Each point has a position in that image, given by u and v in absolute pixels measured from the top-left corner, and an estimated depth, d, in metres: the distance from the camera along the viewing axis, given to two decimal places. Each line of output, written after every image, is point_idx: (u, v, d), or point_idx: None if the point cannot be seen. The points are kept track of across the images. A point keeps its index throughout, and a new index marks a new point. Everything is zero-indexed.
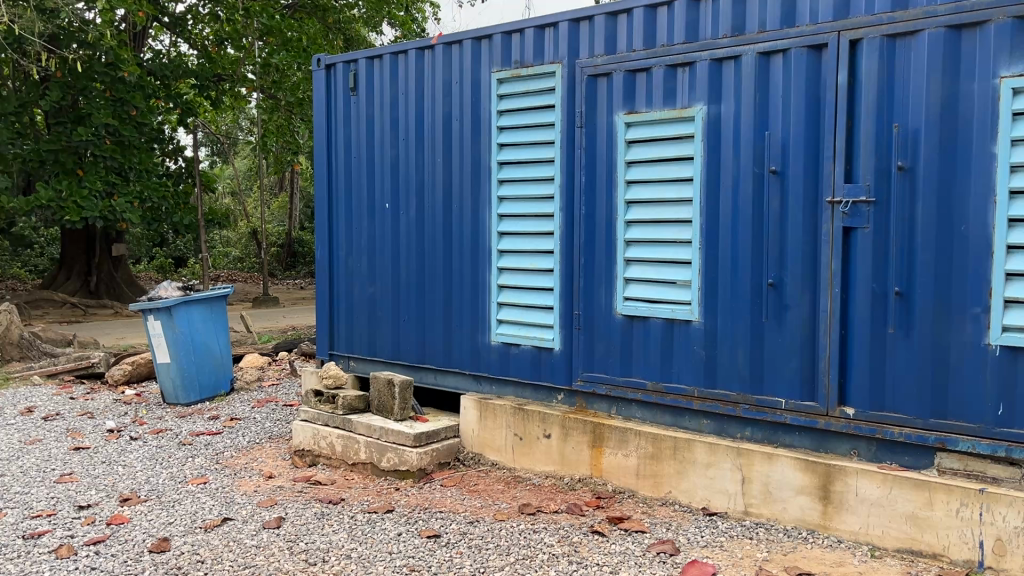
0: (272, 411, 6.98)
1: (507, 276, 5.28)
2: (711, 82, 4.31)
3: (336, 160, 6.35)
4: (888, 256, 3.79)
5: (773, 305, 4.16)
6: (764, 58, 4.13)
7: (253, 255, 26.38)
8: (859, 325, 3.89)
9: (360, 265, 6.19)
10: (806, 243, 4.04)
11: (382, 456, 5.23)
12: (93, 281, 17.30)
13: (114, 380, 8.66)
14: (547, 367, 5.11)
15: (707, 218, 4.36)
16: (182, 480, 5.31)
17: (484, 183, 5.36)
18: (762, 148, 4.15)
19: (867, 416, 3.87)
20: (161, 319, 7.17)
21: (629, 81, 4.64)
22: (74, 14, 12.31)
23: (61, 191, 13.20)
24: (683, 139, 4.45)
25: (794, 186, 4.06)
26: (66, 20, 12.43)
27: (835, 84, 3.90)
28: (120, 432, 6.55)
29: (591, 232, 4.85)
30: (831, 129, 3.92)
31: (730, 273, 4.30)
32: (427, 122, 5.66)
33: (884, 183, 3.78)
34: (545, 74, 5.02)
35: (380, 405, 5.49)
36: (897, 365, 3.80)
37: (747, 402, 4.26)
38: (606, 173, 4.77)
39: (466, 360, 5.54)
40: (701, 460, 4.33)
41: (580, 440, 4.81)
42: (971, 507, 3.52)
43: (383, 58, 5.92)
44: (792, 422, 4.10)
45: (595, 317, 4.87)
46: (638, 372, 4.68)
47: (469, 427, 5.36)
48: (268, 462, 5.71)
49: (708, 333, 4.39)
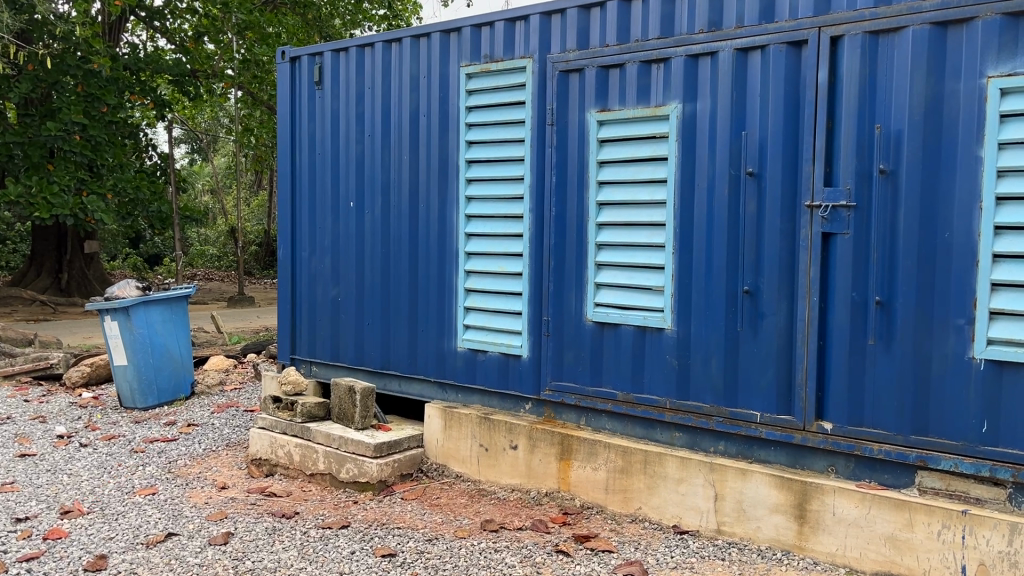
0: (231, 417, 6.72)
1: (475, 279, 5.06)
2: (686, 79, 4.11)
3: (300, 157, 6.11)
4: (868, 263, 3.60)
5: (748, 314, 3.97)
6: (741, 55, 3.94)
7: (230, 253, 26.00)
8: (838, 336, 3.70)
9: (323, 267, 5.95)
10: (783, 249, 3.85)
11: (341, 467, 5.00)
12: (64, 279, 16.87)
13: (72, 382, 8.35)
14: (514, 375, 4.89)
15: (682, 221, 4.16)
16: (129, 491, 5.04)
17: (452, 183, 5.14)
18: (739, 149, 3.96)
19: (845, 431, 3.68)
20: (118, 320, 6.88)
21: (602, 77, 4.44)
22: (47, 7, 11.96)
23: (30, 187, 12.73)
24: (657, 138, 4.25)
25: (771, 190, 3.87)
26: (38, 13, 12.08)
27: (815, 83, 3.71)
28: (70, 438, 6.26)
29: (561, 235, 4.64)
30: (810, 130, 3.73)
31: (704, 280, 4.10)
32: (394, 118, 5.44)
33: (866, 187, 3.60)
34: (515, 69, 4.81)
35: (341, 413, 5.25)
36: (876, 378, 3.61)
37: (721, 415, 4.06)
38: (578, 173, 4.56)
39: (431, 366, 5.31)
40: (672, 475, 4.13)
41: (547, 452, 4.60)
42: (953, 529, 3.34)
43: (350, 51, 5.69)
44: (767, 437, 3.91)
45: (564, 323, 4.66)
46: (609, 382, 4.48)
47: (432, 437, 5.14)
48: (223, 472, 5.46)
49: (681, 342, 4.19)
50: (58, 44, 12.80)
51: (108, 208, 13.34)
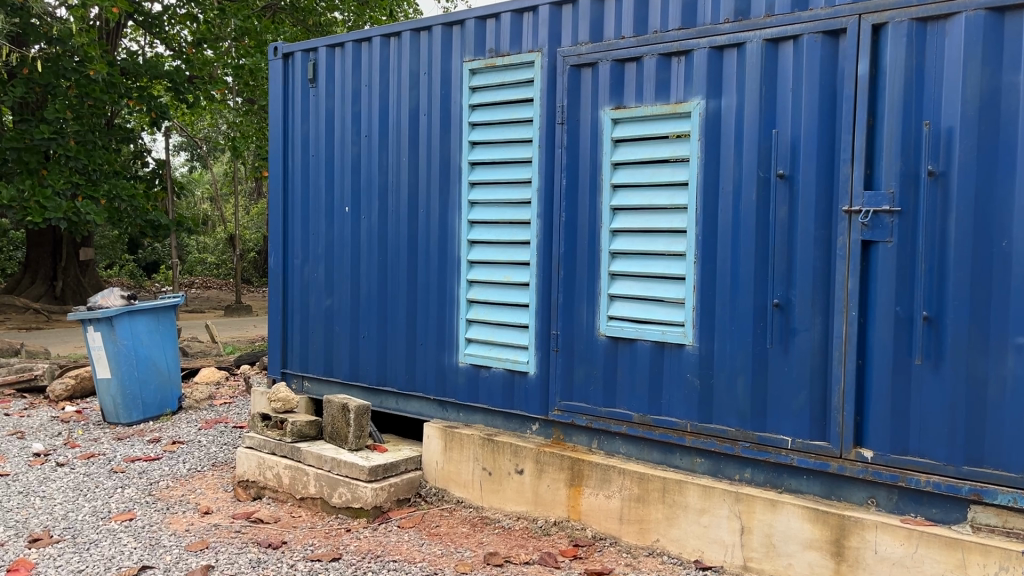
0: (219, 435, 6.36)
1: (477, 289, 4.71)
2: (710, 72, 3.78)
3: (293, 160, 5.78)
4: (915, 274, 3.25)
5: (778, 329, 3.62)
6: (771, 46, 3.60)
7: (229, 261, 25.65)
8: (880, 355, 3.35)
9: (316, 276, 5.61)
10: (818, 259, 3.50)
11: (333, 491, 4.64)
12: (59, 287, 16.49)
13: (55, 396, 7.99)
14: (520, 394, 4.53)
15: (704, 228, 3.82)
16: (105, 517, 4.69)
17: (454, 186, 4.80)
18: (769, 149, 3.62)
19: (887, 460, 3.32)
20: (101, 331, 6.53)
21: (617, 72, 4.10)
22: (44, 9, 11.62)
23: (23, 192, 12.37)
24: (678, 138, 3.91)
25: (805, 193, 3.53)
26: (34, 15, 11.77)
27: (854, 76, 3.37)
28: (46, 456, 5.90)
29: (572, 242, 4.29)
30: (848, 128, 3.39)
31: (729, 292, 3.76)
32: (392, 117, 5.10)
33: (911, 190, 3.25)
34: (522, 63, 4.47)
35: (334, 432, 4.91)
36: (922, 402, 3.25)
37: (747, 440, 3.71)
38: (590, 176, 4.21)
39: (430, 383, 4.95)
40: (694, 505, 3.77)
41: (556, 478, 4.24)
42: (1013, 572, 2.98)
43: (346, 46, 5.37)
44: (800, 464, 3.56)
45: (575, 338, 4.31)
46: (623, 402, 4.13)
47: (432, 459, 4.78)
48: (207, 495, 5.10)
49: (704, 359, 3.84)
50: (55, 47, 12.46)
51: (101, 213, 12.97)
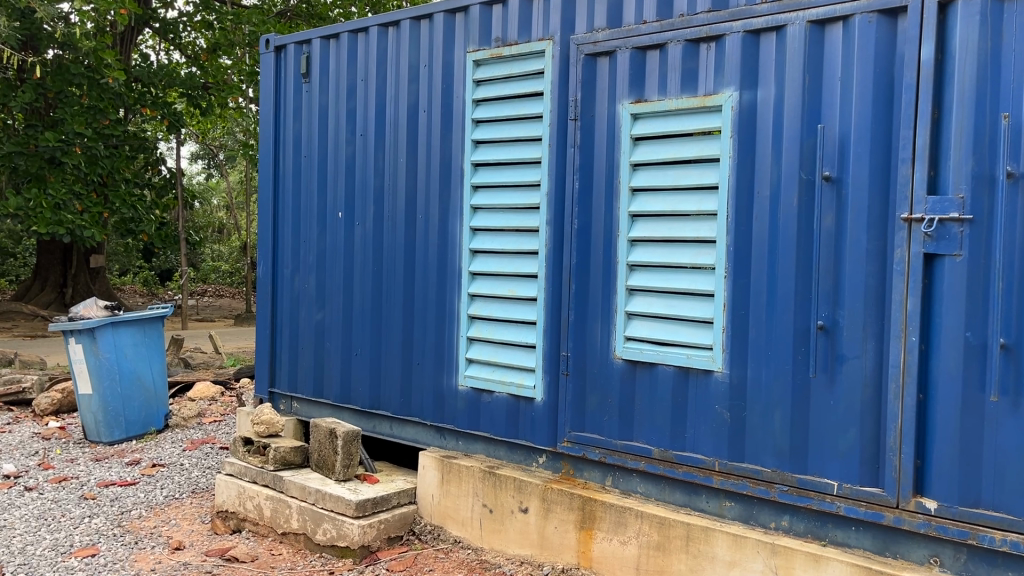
0: (203, 457, 5.91)
1: (480, 304, 4.24)
2: (745, 60, 3.30)
3: (285, 161, 5.35)
4: (989, 294, 2.75)
5: (823, 355, 3.13)
6: (816, 28, 3.12)
7: (241, 270, 25.28)
8: (945, 389, 2.84)
9: (307, 287, 5.16)
10: (870, 275, 3.01)
11: (318, 527, 4.18)
12: (68, 294, 16.15)
13: (40, 409, 7.59)
14: (526, 423, 4.05)
15: (737, 238, 3.33)
16: (65, 552, 4.24)
17: (455, 188, 4.34)
18: (813, 148, 3.14)
19: (954, 512, 2.81)
20: (83, 343, 6.12)
21: (638, 61, 3.63)
22: (57, 16, 11.06)
23: (29, 200, 11.91)
24: (706, 135, 3.43)
25: (856, 198, 3.04)
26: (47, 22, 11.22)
27: (917, 62, 2.88)
28: (16, 479, 5.47)
29: (586, 253, 3.82)
30: (908, 122, 2.90)
31: (765, 312, 3.27)
32: (389, 113, 4.65)
33: (986, 195, 2.75)
34: (532, 53, 4.01)
35: (320, 460, 4.44)
36: (998, 446, 2.74)
37: (786, 483, 3.21)
38: (606, 179, 3.74)
39: (426, 407, 4.48)
40: (723, 556, 3.27)
41: (565, 519, 3.76)
42: None
43: (342, 38, 4.94)
44: (847, 514, 3.05)
45: (588, 360, 3.82)
46: (642, 435, 3.63)
47: (427, 493, 4.30)
48: (182, 527, 4.65)
49: (735, 389, 3.35)
50: (66, 52, 12.04)
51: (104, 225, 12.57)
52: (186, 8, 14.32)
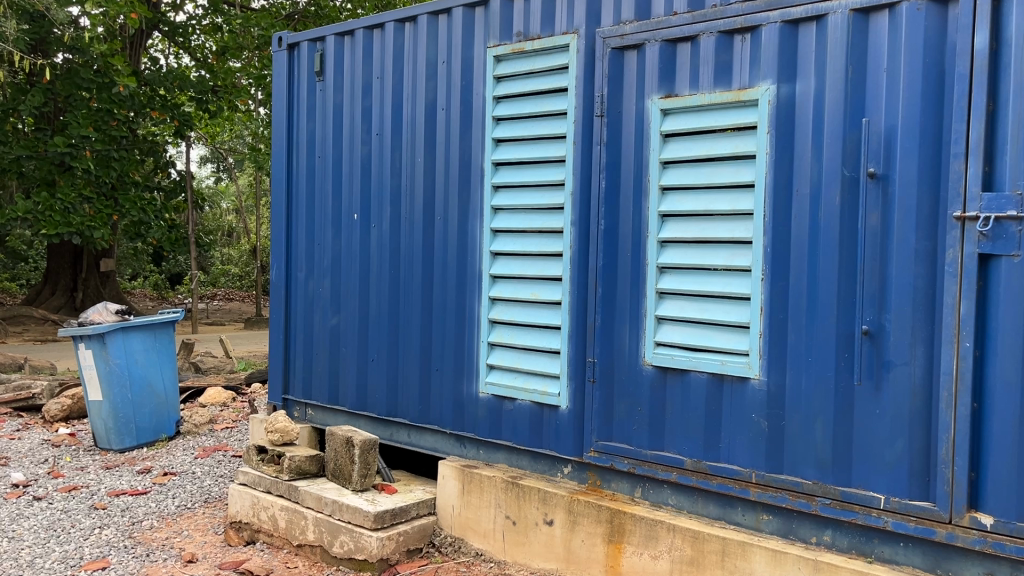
0: (216, 466, 5.78)
1: (501, 308, 4.10)
2: (783, 52, 3.14)
3: (298, 162, 5.22)
4: None
5: (867, 362, 2.97)
6: (859, 17, 2.96)
7: (252, 274, 25.18)
8: (1002, 397, 2.67)
9: (322, 291, 5.03)
10: (918, 277, 2.85)
11: (335, 539, 4.04)
12: (78, 298, 16.07)
13: (51, 416, 7.48)
14: (550, 431, 3.90)
15: (775, 239, 3.18)
16: (75, 565, 4.11)
17: (475, 188, 4.20)
18: (857, 143, 2.98)
19: (1012, 529, 2.63)
20: (93, 348, 6.01)
21: (668, 54, 3.48)
22: (67, 20, 10.98)
23: (38, 203, 11.92)
24: (741, 131, 3.28)
25: (903, 197, 2.88)
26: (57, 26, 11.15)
27: (970, 51, 2.71)
28: (26, 488, 5.36)
29: (613, 255, 3.66)
30: (961, 115, 2.74)
31: (805, 317, 3.12)
32: (406, 112, 4.51)
33: None
34: (556, 48, 3.87)
35: (337, 469, 4.30)
36: None
37: (828, 496, 3.05)
38: (635, 177, 3.59)
39: (445, 415, 4.34)
40: (761, 573, 3.12)
41: (592, 532, 3.61)
42: None
43: (357, 34, 4.80)
44: (895, 529, 2.88)
45: (615, 366, 3.67)
46: (673, 445, 3.48)
47: (447, 503, 4.15)
48: (194, 538, 4.52)
49: (773, 397, 3.19)
50: (76, 55, 12.04)
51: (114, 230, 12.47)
52: (196, 11, 14.24)
